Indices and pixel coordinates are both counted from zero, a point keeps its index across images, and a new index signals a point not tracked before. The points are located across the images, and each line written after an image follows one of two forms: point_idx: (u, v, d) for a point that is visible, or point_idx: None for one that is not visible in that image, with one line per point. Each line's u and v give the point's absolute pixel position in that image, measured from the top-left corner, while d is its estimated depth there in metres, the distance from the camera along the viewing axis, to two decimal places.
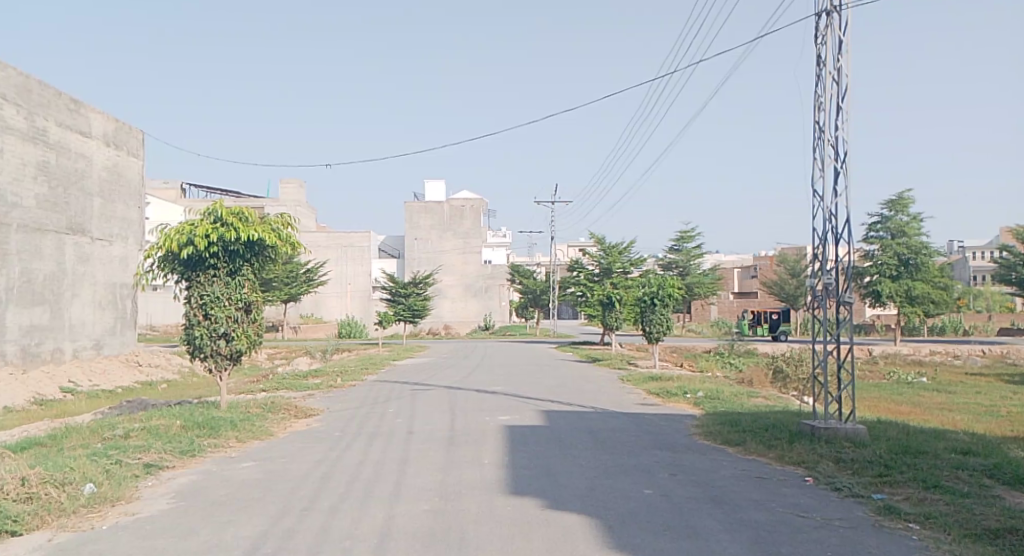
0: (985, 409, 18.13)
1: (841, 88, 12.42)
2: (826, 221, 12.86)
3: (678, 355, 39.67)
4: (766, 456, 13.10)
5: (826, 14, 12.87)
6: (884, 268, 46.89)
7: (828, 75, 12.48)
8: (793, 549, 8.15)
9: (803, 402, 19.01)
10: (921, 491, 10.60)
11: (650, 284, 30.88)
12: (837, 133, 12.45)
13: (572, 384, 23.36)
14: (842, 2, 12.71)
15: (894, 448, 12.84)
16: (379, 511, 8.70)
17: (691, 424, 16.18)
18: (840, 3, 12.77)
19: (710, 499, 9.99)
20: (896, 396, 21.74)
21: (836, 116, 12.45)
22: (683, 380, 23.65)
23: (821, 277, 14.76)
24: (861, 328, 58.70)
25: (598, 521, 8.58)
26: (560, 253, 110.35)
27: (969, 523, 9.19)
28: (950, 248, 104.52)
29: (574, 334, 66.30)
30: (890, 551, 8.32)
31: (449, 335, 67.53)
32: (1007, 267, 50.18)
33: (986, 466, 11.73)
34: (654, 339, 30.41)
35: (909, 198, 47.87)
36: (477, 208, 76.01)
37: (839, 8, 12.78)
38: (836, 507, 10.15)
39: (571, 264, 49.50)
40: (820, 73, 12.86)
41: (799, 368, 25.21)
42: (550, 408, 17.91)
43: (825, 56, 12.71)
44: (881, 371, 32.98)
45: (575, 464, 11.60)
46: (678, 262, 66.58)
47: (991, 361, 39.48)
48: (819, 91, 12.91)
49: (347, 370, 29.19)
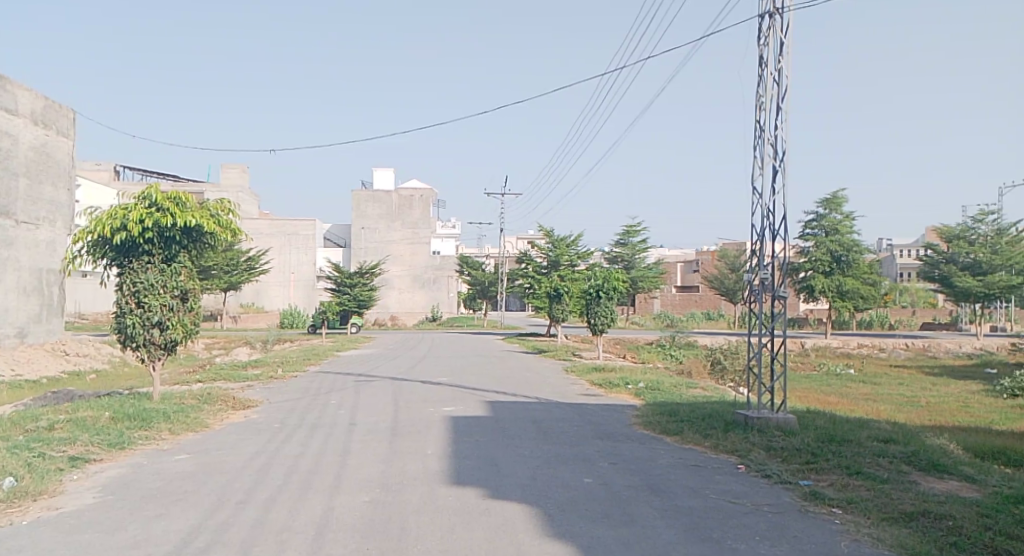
0: (906, 400, 19.00)
1: (781, 89, 12.96)
2: (764, 218, 13.43)
3: (622, 346, 40.42)
4: (701, 445, 13.53)
5: (770, 16, 13.50)
6: (817, 265, 48.14)
7: (769, 75, 13.00)
8: (725, 535, 8.53)
9: (737, 392, 19.62)
10: (844, 477, 11.18)
11: (595, 278, 31.27)
12: (777, 132, 12.97)
13: (516, 375, 23.62)
14: (784, 4, 13.28)
15: (821, 436, 13.42)
16: (319, 502, 8.84)
17: (631, 414, 16.57)
18: (782, 5, 13.32)
19: (647, 487, 10.33)
20: (826, 387, 22.60)
21: (776, 116, 13.02)
22: (624, 371, 24.10)
23: (758, 273, 15.36)
24: (795, 321, 60.56)
25: (538, 510, 8.85)
26: (508, 244, 111.53)
27: (886, 507, 9.85)
28: (880, 247, 108.09)
29: (520, 326, 66.78)
30: (814, 536, 8.81)
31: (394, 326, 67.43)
32: (931, 265, 51.85)
33: (905, 453, 12.32)
34: (598, 331, 30.81)
35: (843, 197, 49.16)
36: (426, 198, 75.73)
37: (781, 11, 13.35)
38: (766, 493, 10.63)
39: (521, 256, 49.89)
40: (762, 74, 13.36)
41: (736, 359, 25.83)
42: (496, 399, 18.11)
43: (767, 58, 13.24)
44: (812, 363, 34.17)
45: (517, 454, 11.84)
46: (622, 255, 67.23)
47: (914, 354, 41.07)
48: (761, 91, 13.41)
49: (287, 360, 28.94)
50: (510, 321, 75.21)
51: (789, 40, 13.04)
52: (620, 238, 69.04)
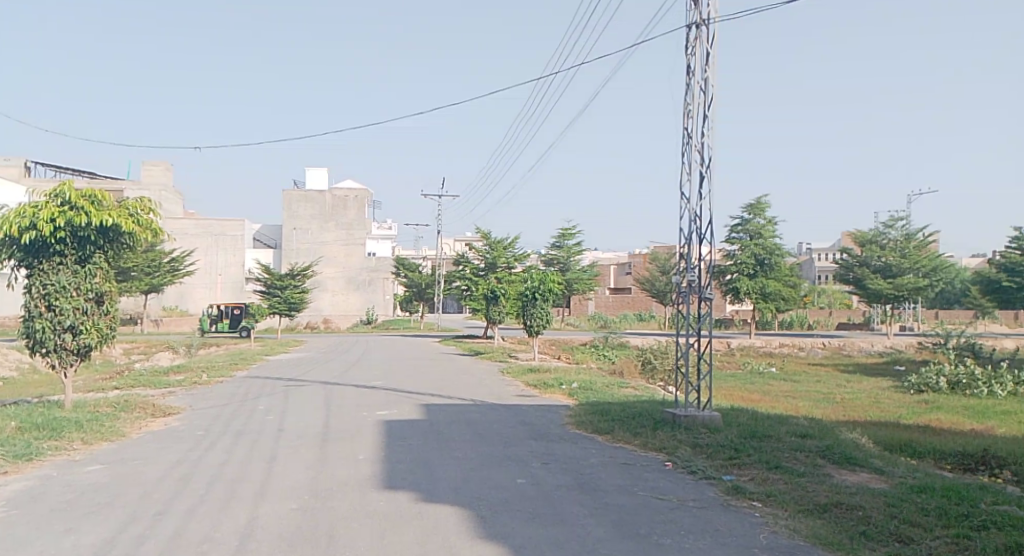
0: (823, 396, 19.92)
1: (707, 97, 13.54)
2: (692, 222, 14.00)
3: (558, 347, 41.00)
4: (631, 443, 13.98)
5: (696, 27, 14.10)
6: (742, 267, 49.53)
7: (696, 84, 13.57)
8: (650, 530, 8.93)
9: (667, 391, 20.23)
10: (764, 471, 11.74)
11: (532, 279, 31.68)
12: (704, 139, 13.50)
13: (451, 377, 23.85)
14: (709, 16, 13.88)
15: (743, 433, 14.01)
16: (244, 512, 8.93)
17: (565, 414, 16.97)
18: (708, 16, 13.91)
19: (578, 485, 10.70)
20: (749, 385, 23.48)
21: (702, 123, 13.60)
22: (559, 372, 24.56)
23: (686, 275, 15.91)
24: (722, 321, 62.22)
25: (469, 512, 9.12)
26: (445, 245, 111.63)
27: (802, 500, 10.41)
28: (801, 250, 111.95)
29: (456, 328, 66.97)
30: (735, 529, 9.28)
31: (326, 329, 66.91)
32: (846, 267, 53.87)
33: (821, 447, 12.99)
34: (534, 332, 31.19)
35: (766, 203, 50.72)
36: (361, 199, 75.29)
37: (706, 22, 13.95)
38: (692, 488, 11.10)
39: (458, 258, 50.06)
40: (689, 82, 13.94)
41: (666, 359, 26.56)
42: (430, 401, 18.31)
43: (694, 67, 13.82)
44: (736, 362, 35.33)
45: (450, 457, 12.09)
46: (558, 258, 67.92)
47: (830, 353, 42.77)
48: (688, 99, 13.97)
49: (212, 365, 28.57)
50: (445, 323, 75.33)
51: (714, 50, 13.63)
52: (556, 240, 69.73)
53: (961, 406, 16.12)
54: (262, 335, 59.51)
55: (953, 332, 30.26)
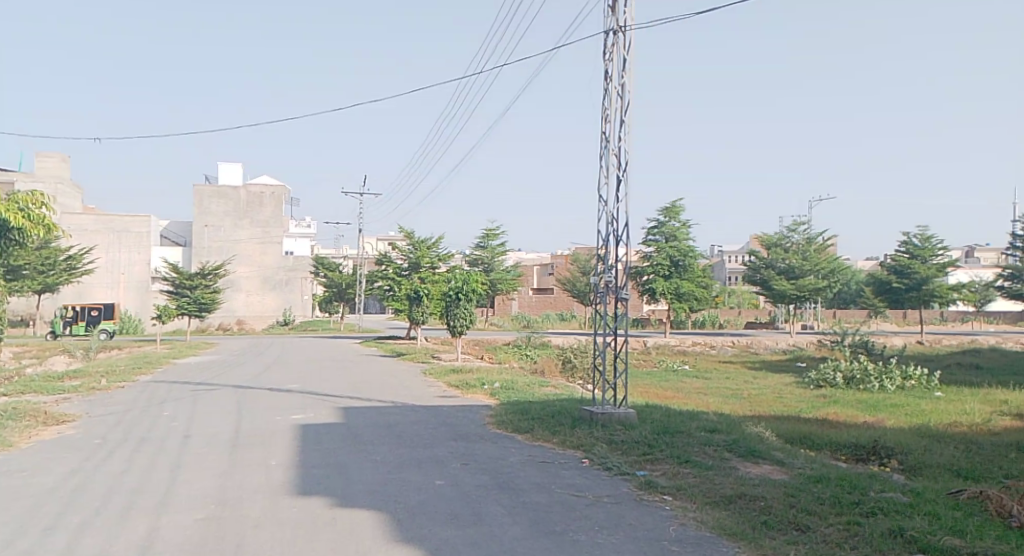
0: (733, 393, 20.80)
1: (624, 103, 14.11)
2: (609, 223, 14.54)
3: (480, 347, 41.31)
4: (550, 441, 14.39)
5: (614, 34, 14.62)
6: (658, 268, 50.79)
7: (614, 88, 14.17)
8: (566, 527, 9.30)
9: (585, 389, 20.77)
10: (675, 466, 12.28)
11: (455, 279, 31.89)
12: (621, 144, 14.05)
13: (371, 379, 23.89)
14: (626, 23, 14.47)
15: (656, 429, 14.57)
16: (145, 523, 8.93)
17: (485, 414, 17.29)
18: (624, 24, 14.51)
19: (496, 485, 11.02)
20: (663, 382, 24.31)
21: (619, 128, 14.18)
22: (479, 372, 24.87)
23: (603, 275, 16.38)
24: (639, 321, 63.67)
25: (385, 515, 9.32)
26: (365, 245, 110.88)
27: (710, 492, 10.97)
28: (713, 252, 115.47)
29: (376, 329, 66.59)
30: (647, 523, 9.74)
31: (240, 331, 65.61)
32: (753, 269, 55.76)
33: (728, 441, 13.63)
34: (458, 332, 31.40)
35: (681, 206, 52.15)
36: (278, 196, 73.87)
37: (623, 29, 14.56)
38: (608, 484, 11.56)
39: (379, 258, 49.65)
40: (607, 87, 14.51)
41: (585, 358, 27.19)
42: (348, 404, 18.37)
43: (612, 73, 14.41)
44: (652, 360, 36.35)
45: (368, 460, 12.24)
46: (483, 258, 68.31)
47: (739, 350, 44.37)
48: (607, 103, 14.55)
49: (114, 369, 27.79)
50: (365, 324, 74.82)
51: (630, 57, 14.24)
52: (480, 240, 70.03)
53: (857, 399, 17.11)
54: (169, 337, 57.90)
55: (848, 330, 31.84)
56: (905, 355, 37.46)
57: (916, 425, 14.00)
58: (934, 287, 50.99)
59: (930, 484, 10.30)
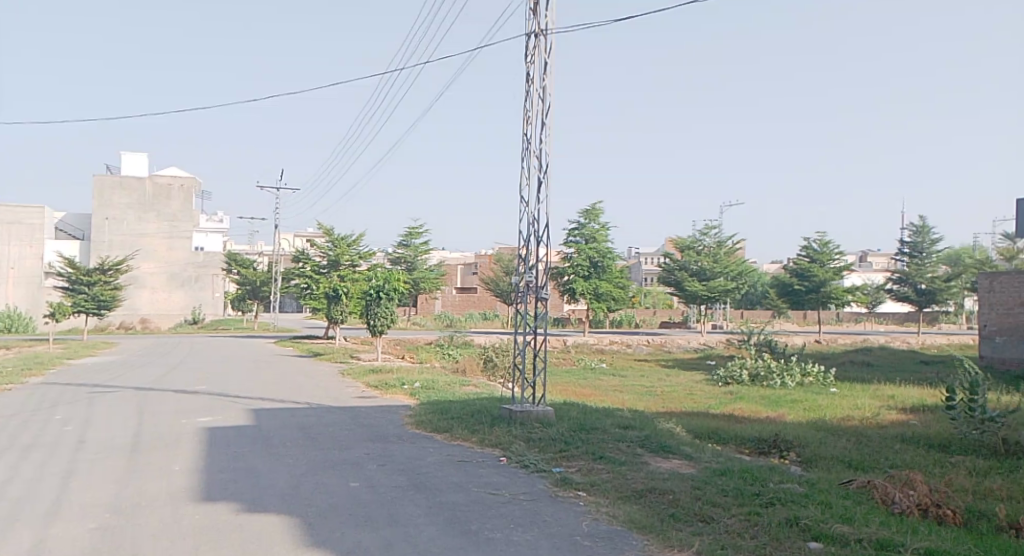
0: (649, 390, 21.46)
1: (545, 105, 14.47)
2: (531, 223, 14.87)
3: (401, 346, 41.26)
4: (468, 440, 14.63)
5: (535, 37, 14.95)
6: (578, 269, 51.65)
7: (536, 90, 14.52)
8: (481, 526, 9.57)
9: (505, 388, 21.10)
10: (590, 462, 12.68)
11: (377, 278, 31.79)
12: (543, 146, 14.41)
13: (286, 380, 23.71)
14: (547, 27, 14.85)
15: (573, 426, 14.97)
16: (35, 534, 8.80)
17: (405, 414, 17.41)
18: (545, 28, 14.88)
19: (412, 485, 11.21)
20: (582, 380, 24.88)
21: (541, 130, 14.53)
22: (399, 372, 24.93)
23: (524, 275, 16.65)
24: (559, 320, 64.61)
25: (295, 519, 9.41)
26: (282, 243, 109.12)
27: (622, 487, 11.39)
28: (631, 253, 117.85)
29: (293, 328, 65.62)
30: (561, 519, 10.09)
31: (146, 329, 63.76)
32: (668, 271, 57.08)
33: (640, 437, 14.13)
34: (377, 332, 31.34)
35: (601, 208, 53.15)
36: (185, 188, 72.77)
37: (544, 32, 14.94)
38: (525, 482, 11.88)
39: (296, 256, 48.67)
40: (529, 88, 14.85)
41: (506, 357, 27.55)
42: (259, 406, 18.23)
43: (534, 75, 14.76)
44: (572, 358, 37.03)
45: (279, 464, 12.27)
46: (406, 256, 68.11)
47: (654, 349, 45.53)
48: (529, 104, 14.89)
49: (6, 370, 26.73)
50: (282, 323, 73.67)
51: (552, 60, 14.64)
52: (402, 239, 69.75)
53: (762, 396, 17.91)
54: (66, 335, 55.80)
55: (752, 328, 32.97)
56: (805, 353, 39.06)
57: (814, 419, 14.79)
58: (830, 289, 53.35)
59: (824, 475, 10.97)
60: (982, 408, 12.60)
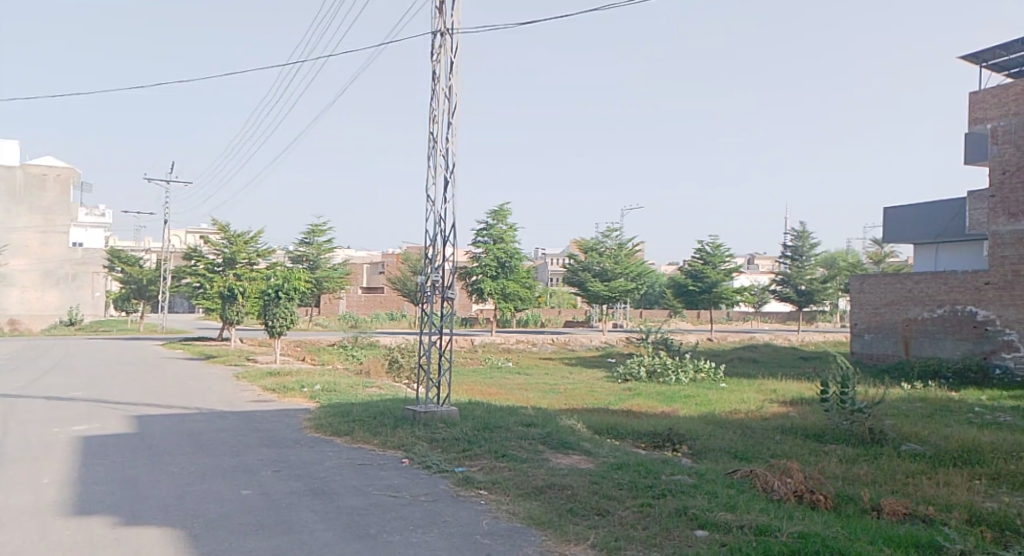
0: (552, 388, 21.95)
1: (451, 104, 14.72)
2: (437, 223, 15.07)
3: (302, 348, 40.68)
4: (370, 442, 14.70)
5: (440, 36, 15.17)
6: (486, 269, 52.03)
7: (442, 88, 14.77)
8: (379, 529, 9.74)
9: (410, 389, 21.22)
10: (492, 461, 12.97)
11: (276, 277, 31.30)
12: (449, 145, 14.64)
13: (174, 385, 23.16)
14: (452, 27, 15.12)
15: (477, 425, 15.23)
16: None
17: (305, 418, 17.33)
18: (451, 27, 15.14)
19: (309, 491, 11.26)
20: (488, 379, 25.24)
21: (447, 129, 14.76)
22: (300, 374, 24.70)
23: (430, 275, 16.78)
24: (467, 319, 65.00)
25: (181, 530, 9.35)
26: (176, 241, 105.64)
27: (523, 484, 11.71)
28: (537, 254, 119.30)
29: (186, 329, 63.66)
30: (462, 518, 10.33)
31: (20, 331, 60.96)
32: (571, 271, 58.03)
33: (542, 434, 14.50)
34: (276, 333, 30.88)
35: (508, 209, 53.65)
36: (63, 178, 69.86)
37: (450, 32, 15.20)
38: (426, 483, 12.08)
39: (188, 253, 47.00)
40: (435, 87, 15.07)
41: (411, 358, 27.65)
42: (143, 413, 17.80)
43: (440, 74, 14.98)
44: (478, 357, 37.41)
45: (167, 473, 12.09)
46: (308, 255, 66.95)
47: (559, 348, 46.37)
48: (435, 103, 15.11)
49: None
50: (176, 324, 71.41)
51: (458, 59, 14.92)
52: (304, 236, 68.62)
53: (659, 392, 18.59)
54: None
55: (651, 327, 33.90)
56: (697, 351, 40.48)
57: (704, 413, 15.49)
58: (720, 290, 55.34)
59: (712, 466, 11.56)
60: (852, 400, 13.53)
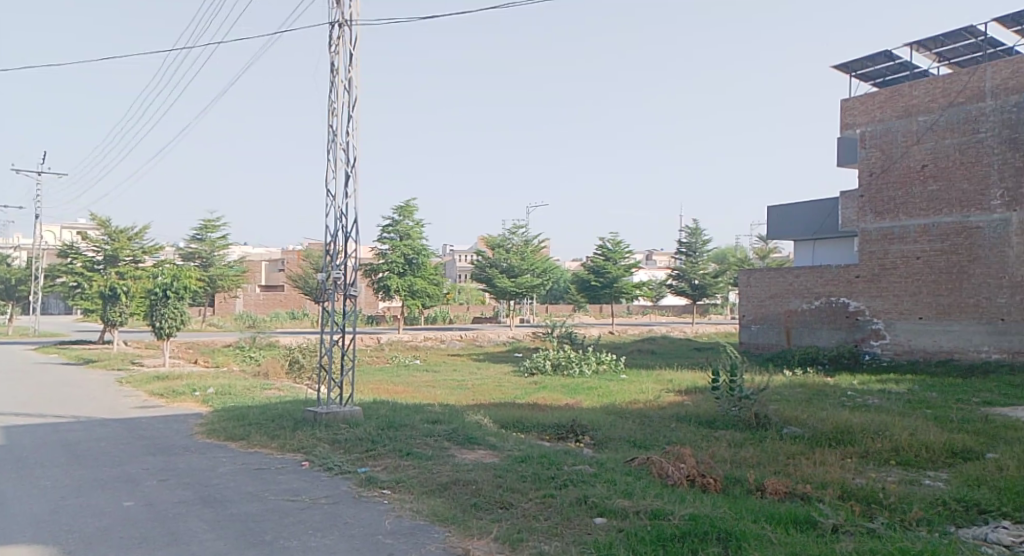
0: (456, 384, 21.85)
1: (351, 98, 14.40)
2: (337, 219, 14.73)
3: (194, 350, 39.24)
4: (268, 446, 14.27)
5: (338, 27, 14.83)
6: (393, 266, 51.42)
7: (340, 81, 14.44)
8: (275, 535, 9.43)
9: (311, 390, 20.77)
10: (396, 460, 12.74)
11: (164, 276, 30.13)
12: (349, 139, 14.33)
13: (51, 392, 21.99)
14: (350, 18, 14.79)
15: (381, 424, 14.98)
16: None
17: (198, 424, 16.70)
18: (348, 19, 14.82)
19: (200, 499, 10.82)
20: (394, 377, 24.97)
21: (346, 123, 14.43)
22: (191, 378, 23.84)
23: (330, 273, 16.38)
24: (372, 318, 64.07)
25: (52, 548, 8.81)
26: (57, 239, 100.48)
27: (427, 482, 11.54)
28: (443, 251, 118.89)
29: (67, 332, 60.55)
30: (363, 519, 10.10)
31: None
32: (479, 268, 58.10)
33: (448, 431, 14.35)
34: (165, 335, 29.66)
35: (415, 205, 53.10)
36: None
37: (348, 23, 14.88)
38: (327, 485, 11.78)
39: (64, 250, 43.97)
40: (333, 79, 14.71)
41: (313, 357, 27.10)
42: (14, 423, 16.81)
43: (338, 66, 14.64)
44: (384, 356, 36.96)
45: (41, 487, 11.42)
46: (201, 252, 64.47)
47: (466, 344, 46.28)
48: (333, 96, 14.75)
49: None
50: (58, 327, 67.92)
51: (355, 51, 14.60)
52: (196, 232, 66.17)
53: (562, 384, 18.71)
54: None
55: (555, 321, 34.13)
56: (600, 345, 41.00)
57: (605, 404, 15.65)
58: (621, 285, 56.49)
59: (612, 455, 11.64)
60: (740, 387, 13.90)
